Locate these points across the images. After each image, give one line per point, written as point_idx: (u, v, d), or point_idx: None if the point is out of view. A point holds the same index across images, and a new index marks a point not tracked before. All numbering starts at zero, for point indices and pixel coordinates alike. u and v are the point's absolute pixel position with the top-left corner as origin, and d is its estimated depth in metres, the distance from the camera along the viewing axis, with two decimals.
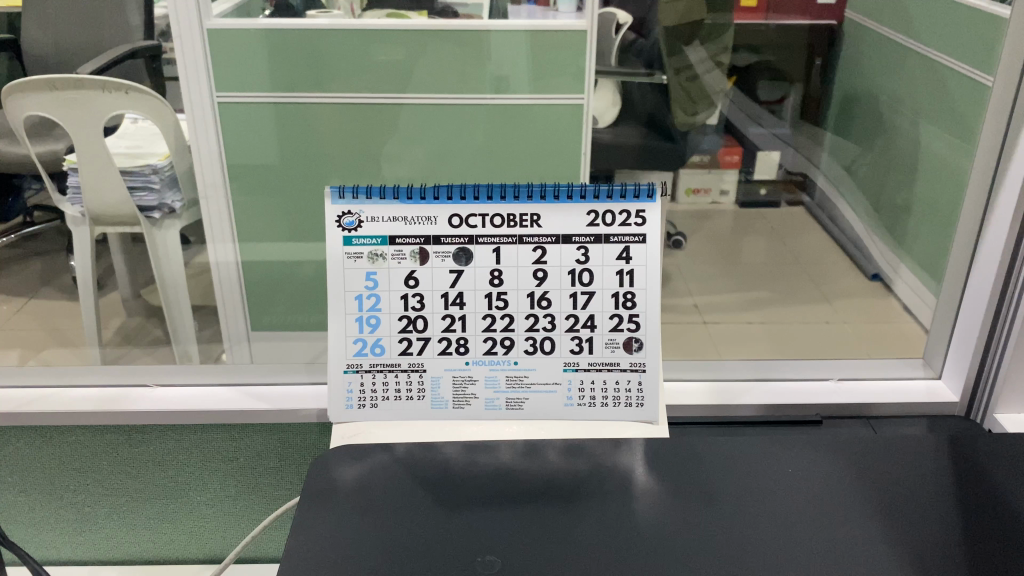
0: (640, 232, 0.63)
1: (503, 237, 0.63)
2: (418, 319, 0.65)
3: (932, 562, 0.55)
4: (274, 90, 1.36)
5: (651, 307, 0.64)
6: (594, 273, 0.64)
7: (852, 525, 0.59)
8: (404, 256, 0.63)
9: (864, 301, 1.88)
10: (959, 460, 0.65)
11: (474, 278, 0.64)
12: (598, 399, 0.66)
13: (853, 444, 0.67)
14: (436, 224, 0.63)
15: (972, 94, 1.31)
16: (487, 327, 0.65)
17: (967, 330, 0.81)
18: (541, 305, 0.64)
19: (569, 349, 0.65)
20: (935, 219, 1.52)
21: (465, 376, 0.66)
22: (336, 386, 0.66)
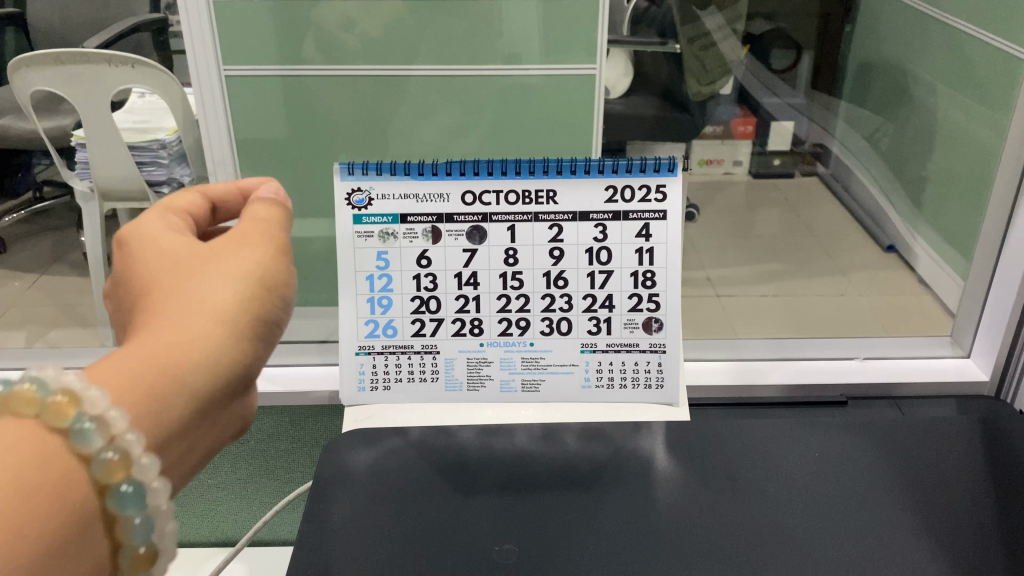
0: (661, 208, 0.61)
1: (519, 215, 0.61)
2: (431, 300, 0.63)
3: (967, 557, 0.53)
4: (283, 62, 1.28)
5: (672, 286, 0.62)
6: (613, 251, 0.62)
7: (882, 513, 0.57)
8: (416, 235, 0.61)
9: (882, 275, 1.85)
10: (991, 444, 0.63)
11: (489, 258, 0.62)
12: (616, 381, 0.64)
13: (880, 425, 0.65)
14: (449, 202, 0.61)
15: (1003, 65, 1.26)
16: (502, 308, 0.63)
17: (1001, 307, 0.78)
18: (558, 285, 0.62)
19: (587, 330, 0.63)
20: (957, 191, 1.48)
21: (480, 358, 0.64)
22: (348, 368, 0.64)
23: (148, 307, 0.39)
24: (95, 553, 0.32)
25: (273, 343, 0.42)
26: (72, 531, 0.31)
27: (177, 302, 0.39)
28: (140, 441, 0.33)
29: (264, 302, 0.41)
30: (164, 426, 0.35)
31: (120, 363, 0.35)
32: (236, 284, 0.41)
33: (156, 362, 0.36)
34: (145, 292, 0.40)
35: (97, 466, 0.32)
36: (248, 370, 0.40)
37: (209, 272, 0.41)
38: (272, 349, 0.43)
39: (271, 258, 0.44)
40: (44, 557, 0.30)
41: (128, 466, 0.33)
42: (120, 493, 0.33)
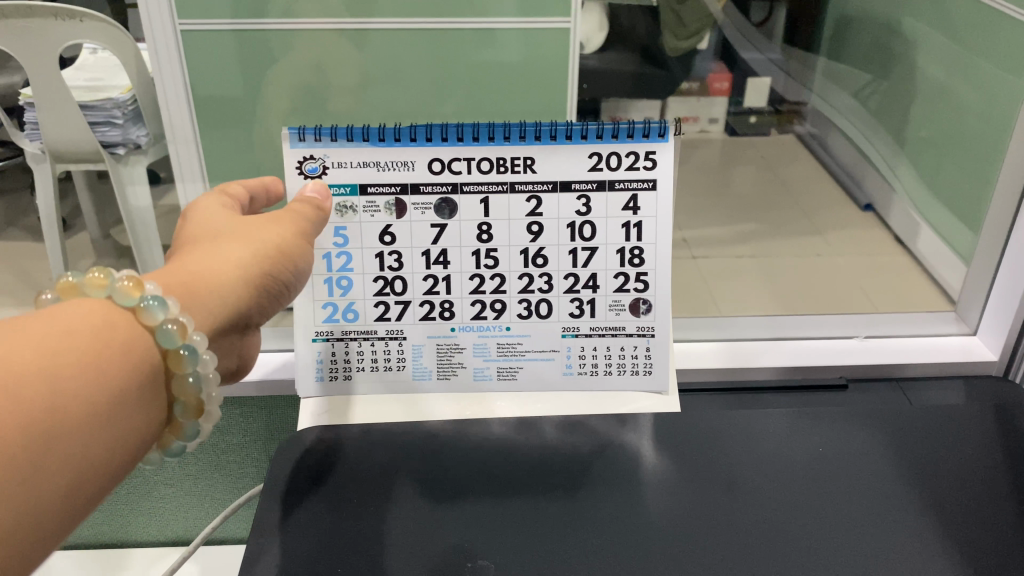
0: (650, 176, 0.55)
1: (492, 185, 0.55)
2: (396, 281, 0.57)
3: (986, 558, 0.50)
4: (237, 16, 1.09)
5: (662, 263, 0.57)
6: (597, 225, 0.56)
7: (896, 510, 0.53)
8: (378, 208, 0.55)
9: (861, 234, 1.81)
10: (1008, 436, 0.59)
11: (460, 234, 0.56)
12: (601, 367, 0.59)
13: (889, 415, 0.61)
14: (415, 170, 0.55)
15: (992, 17, 1.19)
16: (475, 289, 0.57)
17: (1011, 285, 0.75)
18: (537, 264, 0.57)
19: (568, 312, 0.58)
20: (948, 150, 1.41)
21: (451, 343, 0.58)
22: (304, 359, 0.58)
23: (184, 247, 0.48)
24: (157, 405, 0.43)
25: (281, 296, 0.51)
26: (145, 382, 0.41)
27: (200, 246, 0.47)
28: (190, 326, 0.44)
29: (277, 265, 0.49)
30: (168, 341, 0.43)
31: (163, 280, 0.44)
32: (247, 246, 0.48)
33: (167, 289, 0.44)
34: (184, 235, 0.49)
35: (164, 336, 0.42)
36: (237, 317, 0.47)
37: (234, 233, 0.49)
38: (279, 300, 0.51)
39: (294, 232, 0.51)
40: (129, 397, 0.40)
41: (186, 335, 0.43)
42: (183, 354, 0.43)
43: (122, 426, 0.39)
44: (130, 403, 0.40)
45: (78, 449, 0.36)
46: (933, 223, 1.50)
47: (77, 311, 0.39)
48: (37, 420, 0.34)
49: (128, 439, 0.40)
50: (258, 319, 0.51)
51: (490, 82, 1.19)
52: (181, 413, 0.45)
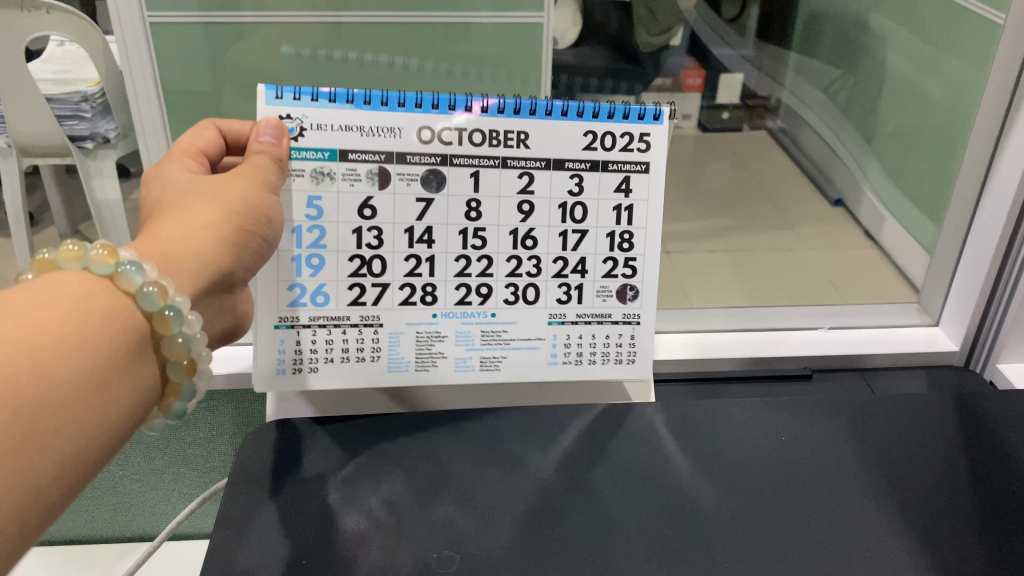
0: (644, 159, 0.59)
1: (483, 159, 0.58)
2: (373, 261, 0.58)
3: (949, 546, 0.50)
4: (203, 8, 1.07)
5: (651, 249, 0.61)
6: (589, 207, 0.59)
7: (859, 501, 0.53)
8: (358, 176, 0.57)
9: (833, 229, 1.82)
10: (967, 424, 0.60)
11: (448, 208, 0.58)
12: (586, 356, 0.62)
13: (849, 404, 0.62)
14: (403, 138, 0.57)
15: (959, 16, 1.20)
16: (460, 271, 0.59)
17: (969, 281, 0.79)
18: (526, 246, 0.60)
19: (556, 298, 0.61)
20: (915, 146, 1.43)
21: (432, 331, 0.60)
22: (267, 345, 0.59)
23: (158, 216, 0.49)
24: (148, 369, 0.43)
25: (260, 251, 0.53)
26: (129, 352, 0.41)
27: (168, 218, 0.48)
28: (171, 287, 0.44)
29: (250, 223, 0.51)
30: None
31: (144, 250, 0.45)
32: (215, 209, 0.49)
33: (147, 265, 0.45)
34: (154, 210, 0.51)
35: (144, 299, 0.41)
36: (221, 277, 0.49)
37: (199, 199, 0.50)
38: (259, 255, 0.53)
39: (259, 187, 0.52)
40: (118, 363, 0.40)
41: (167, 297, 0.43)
42: (166, 316, 0.42)
43: (109, 395, 0.39)
44: (115, 370, 0.39)
45: (72, 420, 0.36)
46: (898, 216, 1.53)
47: (53, 286, 0.39)
48: (23, 393, 0.34)
49: (120, 406, 0.40)
50: (243, 275, 0.52)
51: (464, 78, 1.19)
52: (175, 373, 0.45)
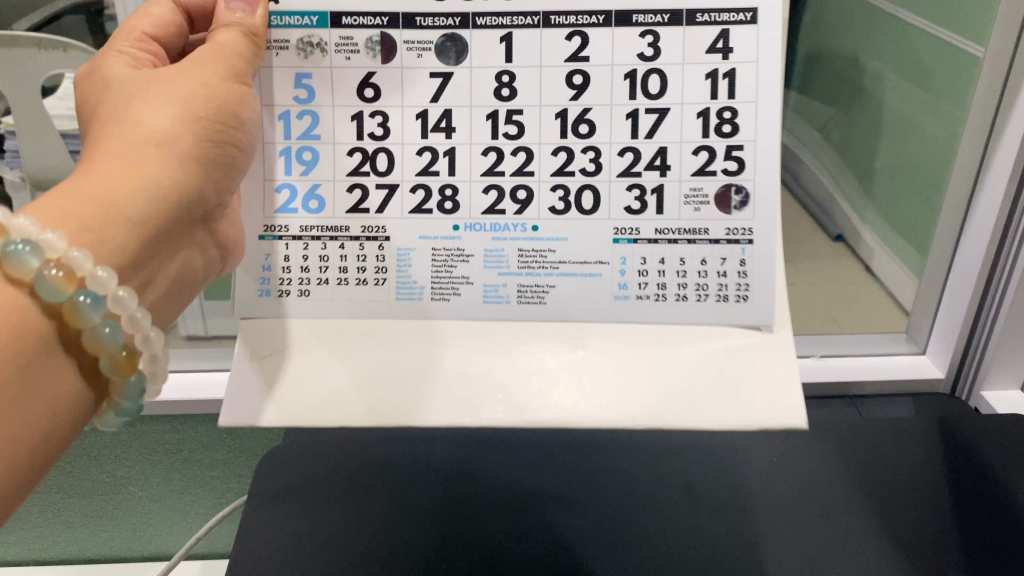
0: (748, 6, 0.55)
1: (519, 18, 0.55)
2: (377, 156, 0.57)
3: (919, 551, 0.58)
4: None
5: (762, 134, 0.56)
6: (665, 76, 0.55)
7: (845, 517, 0.62)
8: (357, 49, 0.56)
9: (835, 265, 1.84)
10: (949, 443, 0.67)
11: (472, 82, 0.56)
12: (670, 293, 0.57)
13: (843, 428, 0.71)
14: (412, 1, 0.56)
15: (948, 61, 1.26)
16: (489, 168, 0.57)
17: (963, 278, 0.83)
18: (579, 131, 0.56)
19: (626, 206, 0.57)
20: (908, 182, 1.48)
21: (456, 249, 0.57)
22: (253, 258, 0.59)
23: (103, 130, 0.52)
24: (64, 364, 0.46)
25: (230, 160, 0.55)
26: (34, 355, 0.44)
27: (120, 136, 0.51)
28: (89, 261, 0.46)
29: (210, 132, 0.53)
30: (107, 238, 0.48)
31: (69, 200, 0.47)
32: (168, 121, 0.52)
33: (97, 197, 0.48)
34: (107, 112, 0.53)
35: (46, 287, 0.44)
36: (181, 188, 0.51)
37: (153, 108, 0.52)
38: (229, 166, 0.55)
39: (219, 74, 0.54)
40: (27, 366, 0.44)
41: (76, 282, 0.45)
42: (78, 304, 0.45)
43: (14, 408, 0.43)
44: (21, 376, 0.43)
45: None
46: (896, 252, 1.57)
47: None
48: None
49: (40, 408, 0.44)
50: (216, 184, 0.55)
51: None
52: (110, 368, 0.48)
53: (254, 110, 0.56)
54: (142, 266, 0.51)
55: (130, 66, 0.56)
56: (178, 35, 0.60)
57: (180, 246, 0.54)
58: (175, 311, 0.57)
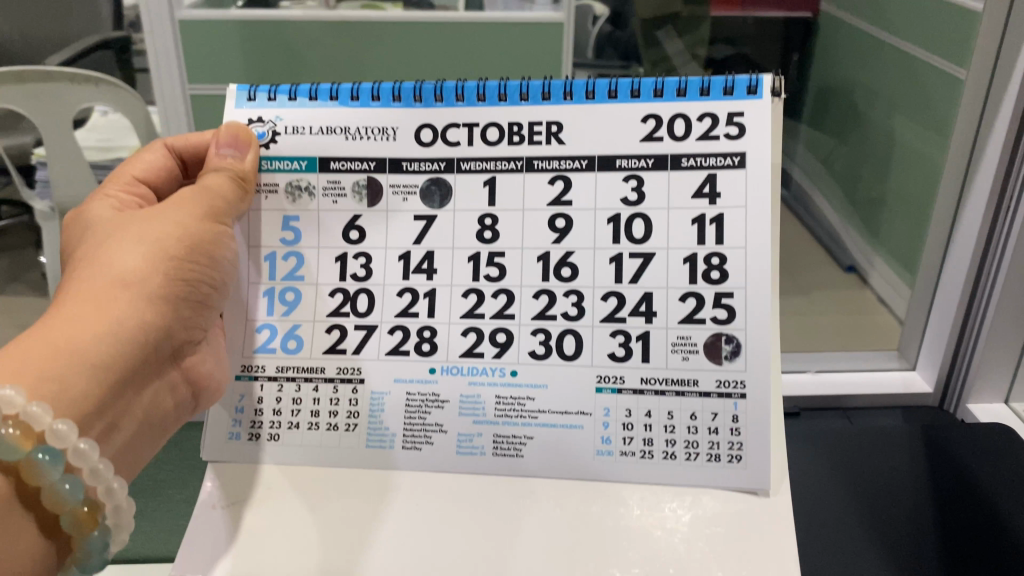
0: (737, 150, 0.58)
1: (502, 163, 0.61)
2: (359, 297, 0.62)
3: (901, 553, 0.73)
4: None
5: (752, 280, 0.58)
6: (650, 220, 0.59)
7: (839, 517, 0.77)
8: (342, 192, 0.62)
9: (846, 297, 1.86)
10: (930, 459, 0.83)
11: (455, 228, 0.61)
12: (657, 449, 0.60)
13: (834, 443, 0.87)
14: (416, 124, 0.62)
15: (950, 88, 1.32)
16: (469, 312, 0.61)
17: (944, 301, 1.05)
18: (562, 274, 0.60)
19: (609, 352, 0.59)
20: (913, 212, 1.53)
21: (432, 394, 0.61)
22: (228, 399, 0.64)
23: (78, 272, 0.54)
24: (20, 521, 0.47)
25: (199, 297, 0.58)
26: None
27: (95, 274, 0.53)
28: (49, 415, 0.46)
29: (179, 269, 0.56)
30: (76, 377, 0.49)
31: (36, 346, 0.48)
32: (140, 258, 0.54)
33: (68, 334, 0.49)
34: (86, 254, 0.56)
35: (3, 448, 0.45)
36: (153, 323, 0.53)
37: (127, 247, 0.55)
38: (197, 304, 0.58)
39: (191, 217, 0.58)
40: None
41: (34, 439, 0.46)
42: (35, 462, 0.46)
43: None
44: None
45: None
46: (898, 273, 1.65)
47: None
48: None
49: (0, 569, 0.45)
50: (187, 319, 0.57)
51: None
52: (69, 523, 0.49)
53: (226, 245, 0.61)
54: (110, 409, 0.51)
55: (114, 207, 0.61)
56: (169, 176, 0.68)
57: (150, 384, 0.55)
58: (145, 452, 0.57)
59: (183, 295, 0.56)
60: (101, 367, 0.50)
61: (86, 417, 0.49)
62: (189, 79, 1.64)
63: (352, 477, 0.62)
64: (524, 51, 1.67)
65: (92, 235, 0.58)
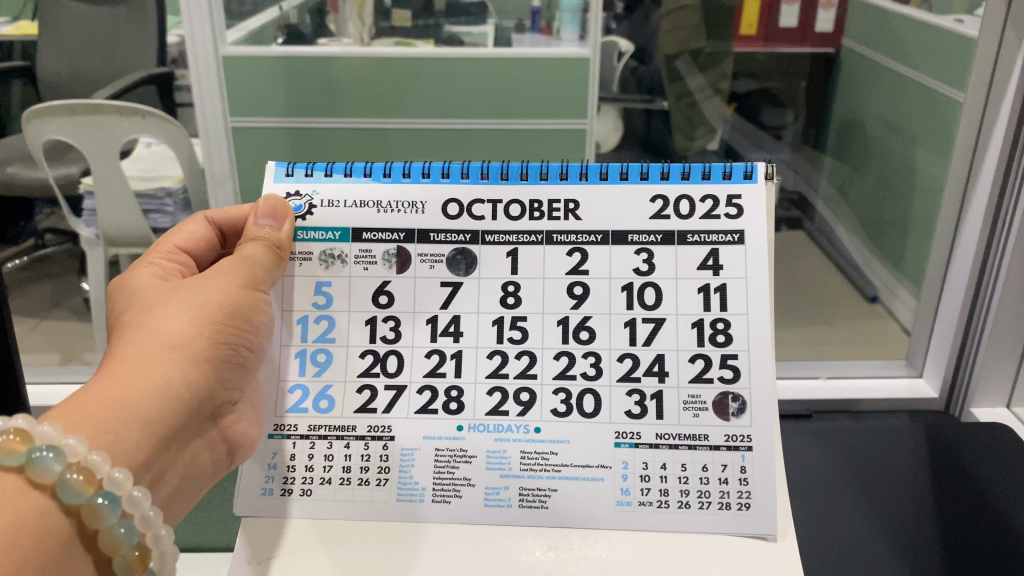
0: (736, 227, 0.59)
1: (523, 236, 0.61)
2: (388, 358, 0.61)
3: (908, 533, 0.76)
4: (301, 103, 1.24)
5: (754, 344, 0.59)
6: (661, 288, 0.59)
7: (844, 504, 0.80)
8: (374, 260, 0.61)
9: (865, 325, 1.82)
10: (931, 442, 0.88)
11: (479, 291, 0.60)
12: (672, 500, 0.59)
13: (840, 433, 0.91)
14: (455, 189, 0.62)
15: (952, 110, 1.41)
16: (494, 371, 0.60)
17: (946, 324, 1.04)
18: (580, 338, 0.60)
19: (626, 411, 0.59)
20: (922, 230, 1.60)
21: (460, 450, 0.59)
22: (260, 457, 0.61)
23: (121, 334, 0.53)
24: (81, 563, 0.45)
25: (241, 360, 0.56)
26: (56, 557, 0.43)
27: (140, 335, 0.52)
28: (107, 463, 0.46)
29: (223, 330, 0.54)
30: (121, 438, 0.47)
31: (87, 404, 0.47)
32: (185, 322, 0.53)
33: (115, 396, 0.48)
34: (128, 316, 0.55)
35: (66, 490, 0.44)
36: (196, 388, 0.52)
37: (172, 310, 0.53)
38: (238, 367, 0.56)
39: (233, 285, 0.56)
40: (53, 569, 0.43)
41: (95, 484, 0.45)
42: (96, 506, 0.45)
43: None
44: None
45: None
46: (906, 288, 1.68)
47: None
48: None
49: None
50: (226, 385, 0.55)
51: None
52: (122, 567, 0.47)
53: (269, 310, 0.59)
54: (154, 464, 0.50)
55: (157, 273, 0.59)
56: (210, 247, 0.66)
57: (189, 447, 0.53)
58: (179, 510, 0.55)
59: (226, 360, 0.55)
60: (147, 433, 0.48)
61: (132, 472, 0.48)
62: (233, 113, 1.68)
63: (375, 529, 0.60)
64: (546, 86, 1.75)
65: (133, 298, 0.56)
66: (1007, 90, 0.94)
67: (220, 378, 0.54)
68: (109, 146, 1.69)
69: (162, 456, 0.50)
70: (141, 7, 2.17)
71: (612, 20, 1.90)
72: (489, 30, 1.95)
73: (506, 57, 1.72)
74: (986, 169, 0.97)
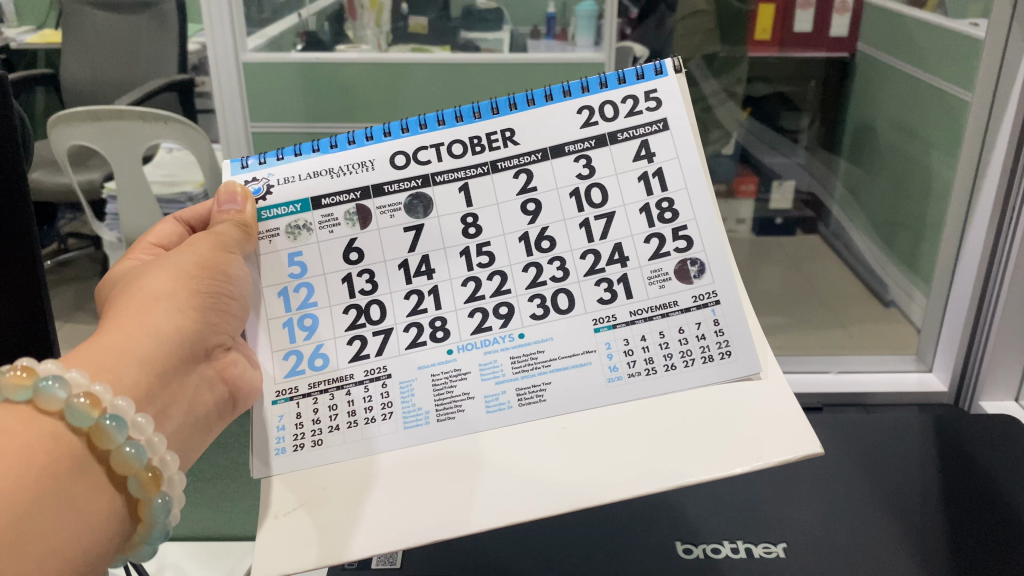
0: (659, 117, 0.57)
1: (470, 169, 0.57)
2: (371, 306, 0.57)
3: (914, 518, 0.78)
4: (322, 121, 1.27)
5: (700, 211, 0.57)
6: (606, 186, 0.57)
7: (852, 484, 0.84)
8: (337, 221, 0.57)
9: (878, 327, 1.80)
10: (938, 432, 0.91)
11: (441, 231, 0.57)
12: (658, 365, 0.56)
13: (852, 425, 0.93)
14: (396, 140, 0.58)
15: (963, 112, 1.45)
16: (471, 296, 0.57)
17: (953, 325, 1.06)
18: (542, 248, 0.57)
19: (597, 300, 0.56)
20: (936, 230, 1.61)
21: (453, 370, 0.56)
22: (263, 422, 0.57)
23: (109, 307, 0.52)
24: (95, 488, 0.43)
25: (232, 311, 0.55)
26: (66, 471, 0.41)
27: (120, 302, 0.51)
28: (110, 393, 0.44)
29: (202, 278, 0.53)
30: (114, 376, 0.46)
31: (72, 355, 0.47)
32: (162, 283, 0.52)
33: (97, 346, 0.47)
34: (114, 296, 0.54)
35: (73, 414, 0.42)
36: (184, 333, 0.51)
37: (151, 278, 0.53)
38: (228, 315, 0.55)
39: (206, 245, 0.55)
40: (60, 483, 0.40)
41: (101, 408, 0.43)
42: (104, 427, 0.42)
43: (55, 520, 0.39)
44: (61, 498, 0.40)
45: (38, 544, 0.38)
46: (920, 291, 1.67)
47: None
48: None
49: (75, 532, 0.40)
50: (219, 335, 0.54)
51: None
52: (137, 488, 0.45)
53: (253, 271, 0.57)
54: (156, 400, 0.48)
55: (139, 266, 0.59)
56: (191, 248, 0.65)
57: (192, 394, 0.52)
58: (191, 460, 0.52)
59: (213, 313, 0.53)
60: (136, 371, 0.47)
61: (136, 405, 0.47)
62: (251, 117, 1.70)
63: None
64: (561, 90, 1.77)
65: (118, 288, 0.56)
66: (1014, 85, 0.96)
67: (210, 329, 0.53)
68: (133, 151, 1.73)
69: (160, 398, 0.49)
70: (163, 15, 2.23)
71: (627, 25, 1.83)
72: (505, 36, 1.98)
73: (543, 68, 1.75)
74: (994, 167, 0.98)
